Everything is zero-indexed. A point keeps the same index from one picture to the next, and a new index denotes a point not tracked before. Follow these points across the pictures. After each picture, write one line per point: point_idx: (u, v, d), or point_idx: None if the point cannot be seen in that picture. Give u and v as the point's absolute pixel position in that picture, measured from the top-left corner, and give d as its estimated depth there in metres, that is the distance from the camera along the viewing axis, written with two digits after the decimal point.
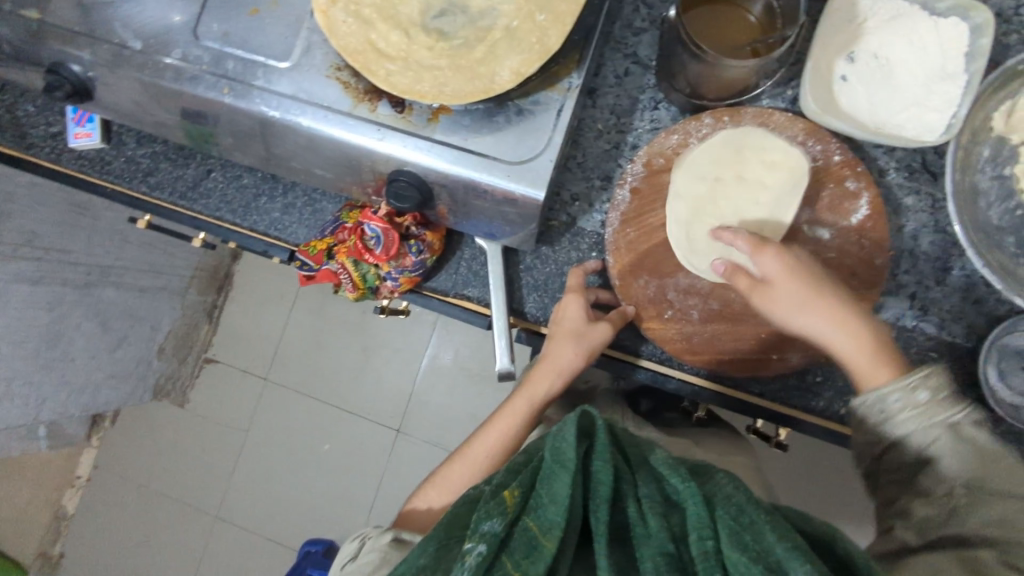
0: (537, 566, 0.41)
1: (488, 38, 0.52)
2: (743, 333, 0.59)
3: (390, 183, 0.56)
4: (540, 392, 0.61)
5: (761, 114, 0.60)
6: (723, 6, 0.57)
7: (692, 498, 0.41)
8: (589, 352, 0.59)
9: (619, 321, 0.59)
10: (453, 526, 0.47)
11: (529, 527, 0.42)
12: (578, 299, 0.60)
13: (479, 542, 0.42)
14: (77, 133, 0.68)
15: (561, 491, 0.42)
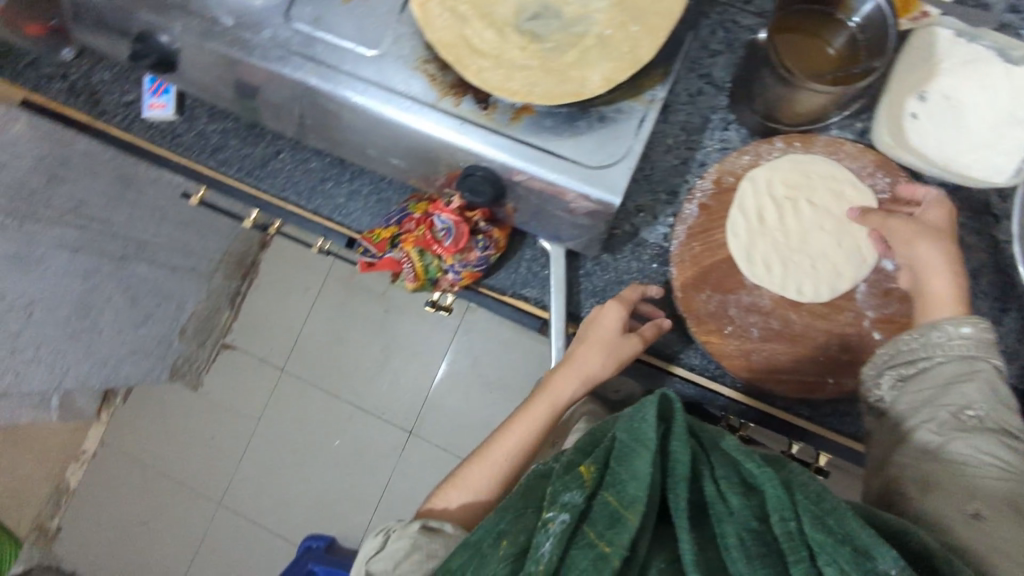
0: (622, 536, 0.41)
1: (580, 45, 0.53)
2: (801, 355, 0.60)
3: (466, 176, 0.57)
4: (560, 395, 0.60)
5: (832, 144, 0.62)
6: (805, 36, 0.58)
7: (771, 482, 0.43)
8: (617, 362, 0.60)
9: (649, 337, 0.61)
10: (525, 500, 0.48)
11: (610, 502, 0.43)
12: (617, 307, 0.60)
13: (562, 511, 0.43)
14: (152, 104, 0.69)
15: (642, 468, 0.44)
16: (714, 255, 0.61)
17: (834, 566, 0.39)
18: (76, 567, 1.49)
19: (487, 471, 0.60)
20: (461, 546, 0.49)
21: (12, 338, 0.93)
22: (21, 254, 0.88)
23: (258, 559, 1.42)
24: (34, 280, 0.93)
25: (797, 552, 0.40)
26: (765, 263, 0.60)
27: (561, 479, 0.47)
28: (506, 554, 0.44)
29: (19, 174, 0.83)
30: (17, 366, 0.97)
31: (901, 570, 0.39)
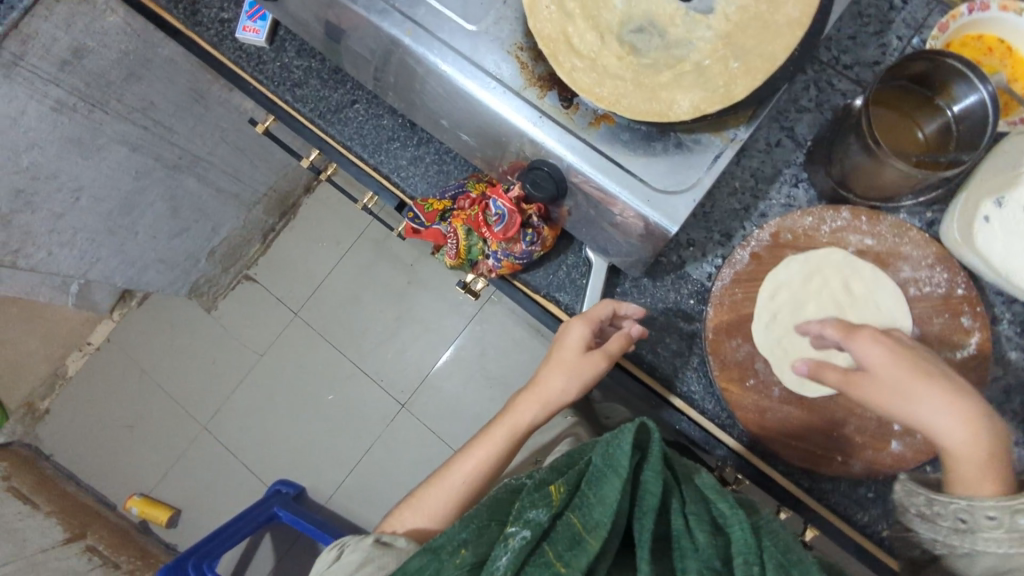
0: (579, 559, 0.42)
1: (676, 68, 0.53)
2: (816, 425, 0.59)
3: (531, 169, 0.57)
4: (521, 420, 0.60)
5: (900, 226, 0.60)
6: (897, 113, 0.57)
7: (739, 524, 0.44)
8: (580, 383, 0.59)
9: (614, 352, 0.58)
10: (492, 514, 0.49)
11: (573, 524, 0.44)
12: (582, 325, 0.59)
13: (523, 528, 0.44)
14: (246, 27, 0.70)
15: (610, 494, 0.45)
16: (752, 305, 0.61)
17: None
18: (53, 453, 1.51)
19: (442, 496, 0.60)
20: (418, 550, 0.48)
21: (54, 217, 0.96)
22: (83, 138, 0.91)
23: (226, 489, 1.43)
24: (88, 168, 0.95)
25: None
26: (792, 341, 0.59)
27: (531, 496, 0.48)
28: (463, 563, 0.46)
29: (102, 63, 0.85)
30: (50, 245, 1.00)
31: None
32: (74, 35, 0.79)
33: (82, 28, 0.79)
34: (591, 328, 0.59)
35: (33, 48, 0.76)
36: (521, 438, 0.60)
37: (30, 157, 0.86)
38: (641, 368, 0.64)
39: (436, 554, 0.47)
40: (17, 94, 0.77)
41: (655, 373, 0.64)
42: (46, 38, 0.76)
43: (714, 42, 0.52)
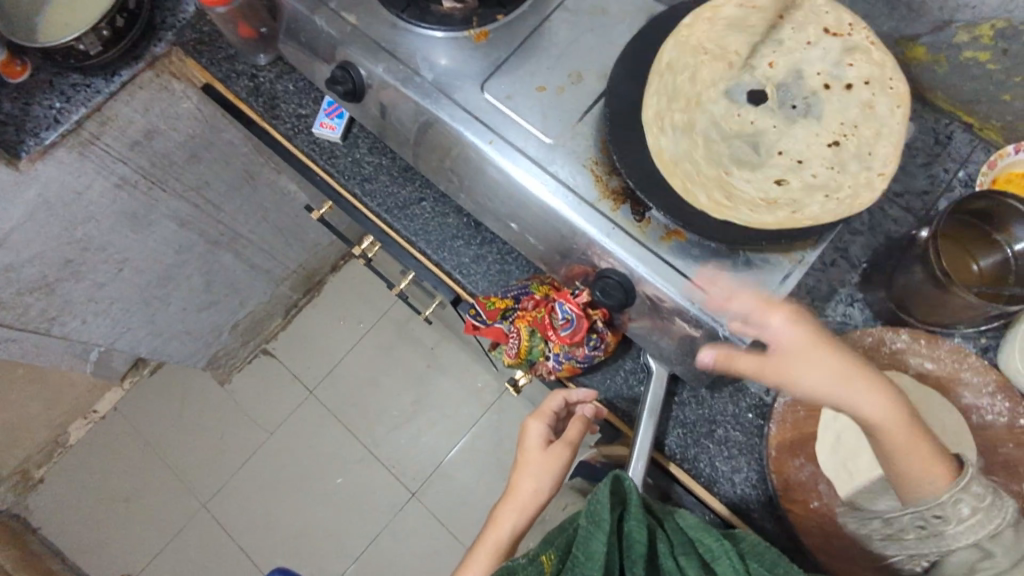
0: None
1: (787, 177, 0.53)
2: (936, 467, 0.51)
3: (600, 278, 0.59)
4: (503, 532, 0.60)
5: (958, 351, 0.60)
6: (957, 242, 0.59)
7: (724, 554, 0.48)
8: (550, 480, 0.61)
9: (575, 440, 0.62)
10: None
11: None
12: (539, 421, 0.63)
13: None
14: (322, 122, 0.74)
15: (597, 550, 0.48)
16: (819, 362, 0.54)
17: None
18: (40, 526, 1.44)
19: None
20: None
21: (94, 286, 0.97)
22: (138, 212, 0.93)
23: None
24: (136, 241, 0.97)
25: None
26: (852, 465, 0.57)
27: (523, 569, 0.51)
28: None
29: (168, 144, 0.88)
30: (85, 313, 1.00)
31: None
32: (149, 118, 0.83)
33: (158, 112, 0.83)
34: (549, 422, 0.63)
35: (110, 129, 0.79)
36: (506, 551, 0.60)
37: (86, 229, 0.87)
38: (697, 482, 0.62)
39: None
40: (88, 170, 0.80)
41: (713, 488, 0.62)
42: (124, 120, 0.80)
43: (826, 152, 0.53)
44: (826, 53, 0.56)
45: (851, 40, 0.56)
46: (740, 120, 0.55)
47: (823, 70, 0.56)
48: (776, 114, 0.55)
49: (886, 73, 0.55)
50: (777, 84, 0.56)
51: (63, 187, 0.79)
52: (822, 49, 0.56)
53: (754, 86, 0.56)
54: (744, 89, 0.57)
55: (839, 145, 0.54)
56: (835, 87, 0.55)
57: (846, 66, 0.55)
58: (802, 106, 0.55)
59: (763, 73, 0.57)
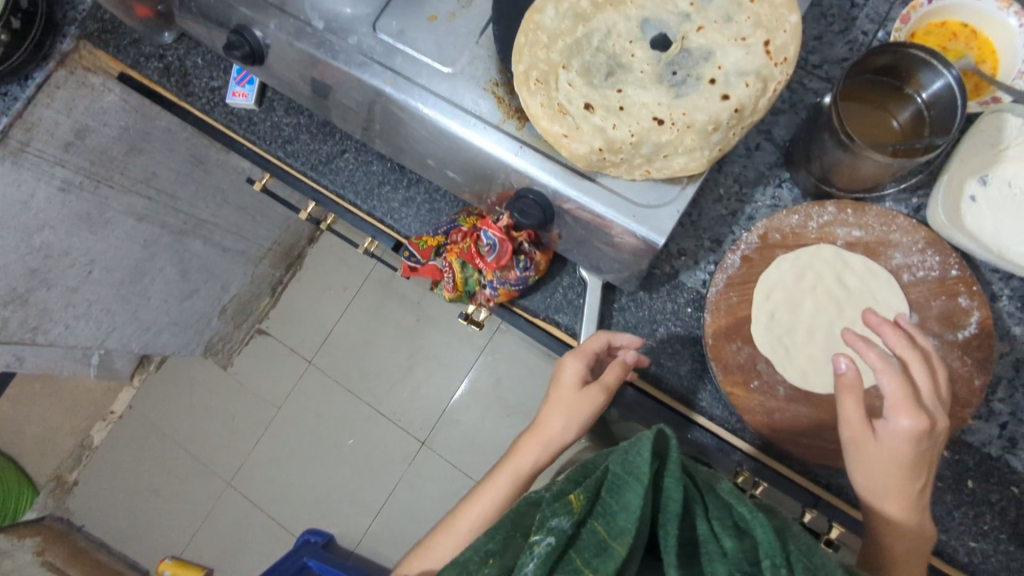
0: (607, 565, 0.43)
1: (597, 108, 0.54)
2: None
3: (518, 198, 0.59)
4: (523, 464, 0.63)
5: (886, 214, 0.60)
6: (869, 105, 0.58)
7: (761, 527, 0.44)
8: (580, 420, 0.61)
9: (609, 384, 0.59)
10: (517, 525, 0.50)
11: (598, 531, 0.45)
12: (577, 361, 0.61)
13: (548, 535, 0.45)
14: (236, 92, 0.73)
15: (633, 501, 0.45)
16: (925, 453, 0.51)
17: None
18: (84, 524, 1.54)
19: (449, 542, 0.64)
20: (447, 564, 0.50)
21: (68, 292, 0.99)
22: (91, 213, 0.94)
23: (258, 546, 1.43)
24: (97, 241, 0.99)
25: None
26: (782, 323, 0.59)
27: (553, 505, 0.48)
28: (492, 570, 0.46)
29: (104, 140, 0.89)
30: (66, 319, 1.02)
31: None
32: (75, 117, 0.83)
33: (82, 110, 0.83)
34: (585, 361, 0.61)
35: (38, 134, 0.80)
36: (525, 481, 0.63)
37: (42, 237, 0.89)
38: (644, 379, 0.64)
39: (461, 567, 0.48)
40: (26, 179, 0.81)
41: (661, 384, 0.63)
42: (49, 123, 0.80)
43: (642, 123, 0.53)
44: (744, 56, 0.52)
45: (776, 65, 0.53)
46: (625, 46, 0.54)
47: (725, 67, 0.52)
48: (652, 65, 0.54)
49: (748, 118, 0.53)
50: (686, 44, 0.53)
51: (6, 199, 0.81)
52: (751, 50, 0.52)
53: (670, 32, 0.54)
54: (659, 28, 0.54)
55: (661, 124, 0.53)
56: (717, 88, 0.52)
57: (742, 80, 0.52)
58: (678, 77, 0.53)
59: (686, 30, 0.53)
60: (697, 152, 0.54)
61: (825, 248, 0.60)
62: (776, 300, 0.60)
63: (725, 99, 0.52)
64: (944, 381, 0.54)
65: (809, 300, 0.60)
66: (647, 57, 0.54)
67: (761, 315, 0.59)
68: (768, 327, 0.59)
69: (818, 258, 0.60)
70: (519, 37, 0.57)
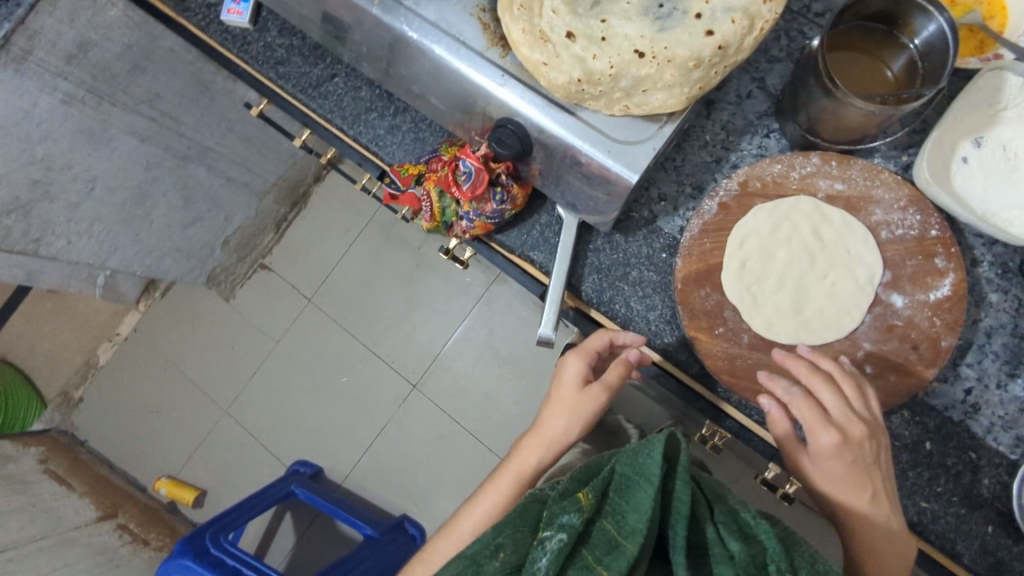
0: (618, 561, 0.45)
1: (579, 37, 0.53)
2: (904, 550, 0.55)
3: (497, 127, 0.59)
4: (526, 464, 0.64)
5: (870, 169, 0.58)
6: (862, 55, 0.56)
7: (765, 534, 0.46)
8: (582, 419, 0.62)
9: (612, 383, 0.61)
10: (524, 515, 0.52)
11: (610, 529, 0.47)
12: (577, 360, 0.63)
13: (559, 531, 0.47)
14: (231, 9, 0.72)
15: (644, 502, 0.47)
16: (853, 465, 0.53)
17: None
18: (88, 439, 1.60)
19: (450, 544, 0.65)
20: (452, 558, 0.50)
21: (71, 206, 1.01)
22: (94, 129, 0.95)
23: (251, 472, 1.48)
24: (99, 159, 1.00)
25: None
26: (751, 277, 0.59)
27: (560, 502, 0.50)
28: (503, 565, 0.48)
29: (107, 56, 0.90)
30: (69, 233, 1.05)
31: None
32: (78, 29, 0.83)
33: (85, 22, 0.83)
34: (585, 361, 0.62)
35: (40, 43, 0.80)
36: (529, 482, 0.64)
37: (44, 148, 0.91)
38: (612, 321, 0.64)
39: (471, 558, 0.49)
40: (28, 87, 0.82)
41: (628, 327, 0.63)
42: (51, 33, 0.81)
43: (622, 55, 0.52)
44: None
45: (764, 2, 0.52)
46: None
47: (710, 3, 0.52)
48: None
49: (732, 57, 0.53)
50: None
51: (9, 105, 0.82)
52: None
53: None
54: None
55: (642, 57, 0.52)
56: (701, 24, 0.52)
57: (727, 17, 0.51)
58: (665, 10, 0.52)
59: None
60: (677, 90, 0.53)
61: (806, 199, 0.59)
62: (748, 250, 0.59)
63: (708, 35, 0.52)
64: (865, 389, 0.54)
65: (779, 253, 0.59)
66: None
67: (733, 263, 0.59)
68: (738, 275, 0.59)
69: (800, 207, 0.59)
70: None
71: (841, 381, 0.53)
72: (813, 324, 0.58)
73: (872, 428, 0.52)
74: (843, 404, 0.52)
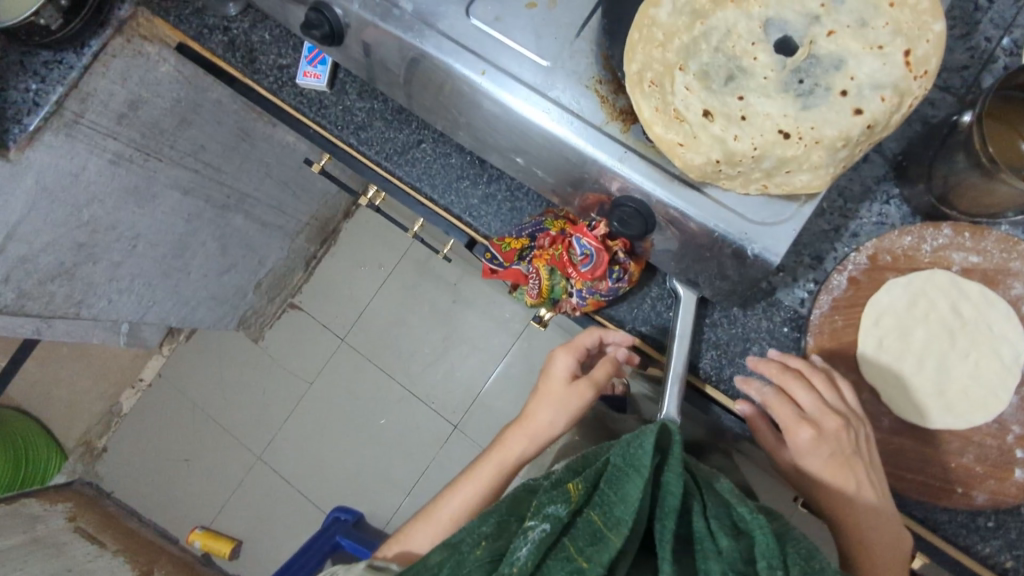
0: (601, 555, 0.42)
1: (716, 117, 0.48)
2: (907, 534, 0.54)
3: (616, 207, 0.56)
4: (509, 454, 0.64)
5: (1007, 241, 0.56)
6: (1001, 124, 0.54)
7: (760, 528, 0.42)
8: (567, 413, 0.63)
9: (599, 379, 0.62)
10: (514, 509, 0.50)
11: (593, 520, 0.44)
12: (568, 356, 0.64)
13: (543, 521, 0.44)
14: (306, 72, 0.70)
15: (633, 493, 0.44)
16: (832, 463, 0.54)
17: None
18: (113, 490, 1.56)
19: (428, 532, 0.65)
20: (439, 546, 0.49)
21: (114, 266, 0.97)
22: (139, 187, 0.91)
23: (287, 520, 1.43)
24: (143, 216, 0.96)
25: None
26: (889, 354, 0.57)
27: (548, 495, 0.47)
28: (484, 555, 0.46)
29: (155, 113, 0.85)
30: (110, 292, 1.00)
31: None
32: (129, 88, 0.78)
33: (136, 81, 0.79)
34: (577, 358, 0.64)
35: (92, 105, 0.75)
36: (508, 472, 0.64)
37: (91, 211, 0.86)
38: (736, 401, 0.62)
39: (459, 552, 0.47)
40: (79, 151, 0.77)
41: None
42: (104, 94, 0.76)
43: (765, 136, 0.48)
44: (882, 67, 0.46)
45: (915, 78, 0.46)
46: (745, 47, 0.47)
47: (858, 78, 0.46)
48: (776, 70, 0.47)
49: (878, 133, 0.48)
50: (814, 50, 0.47)
51: (59, 172, 0.77)
52: (887, 60, 0.46)
53: (795, 34, 0.47)
54: (783, 29, 0.47)
55: (787, 139, 0.48)
56: (849, 101, 0.46)
57: (878, 94, 0.46)
58: (806, 87, 0.47)
59: (816, 32, 0.47)
60: (820, 171, 0.49)
61: (940, 274, 0.57)
62: (886, 327, 0.58)
63: (857, 113, 0.47)
64: (839, 388, 0.55)
65: (919, 329, 0.57)
66: (768, 61, 0.47)
67: (868, 342, 0.58)
68: (875, 353, 0.57)
69: (934, 282, 0.58)
70: (631, 34, 0.52)
71: (812, 376, 0.55)
72: (925, 407, 0.56)
73: (846, 418, 0.53)
74: (816, 398, 0.54)
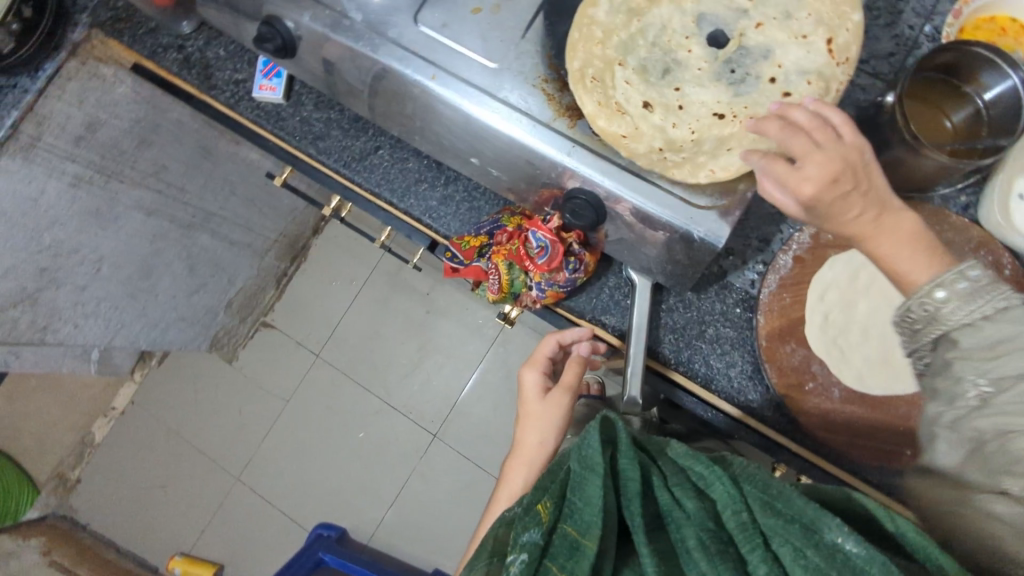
0: (583, 564, 0.41)
1: (656, 107, 0.51)
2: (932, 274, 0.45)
3: (568, 200, 0.57)
4: (513, 488, 0.62)
5: (937, 215, 0.59)
6: (927, 104, 0.57)
7: (716, 478, 0.42)
8: (552, 426, 0.63)
9: (569, 381, 0.64)
10: (490, 552, 0.46)
11: (568, 532, 0.43)
12: (535, 372, 0.66)
13: (521, 552, 0.42)
14: (262, 85, 0.72)
15: (595, 495, 0.44)
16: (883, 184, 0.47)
17: (789, 547, 0.38)
18: (88, 522, 1.53)
19: None
20: None
21: (77, 290, 0.96)
22: (100, 209, 0.91)
23: (270, 540, 1.42)
24: (106, 238, 0.95)
25: (751, 541, 0.39)
26: (838, 328, 0.60)
27: (522, 522, 0.46)
28: None
29: (113, 134, 0.85)
30: (75, 317, 0.99)
31: (854, 538, 0.37)
32: (86, 109, 0.78)
33: (94, 102, 0.79)
34: (542, 370, 0.66)
35: (48, 128, 0.76)
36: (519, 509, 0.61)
37: (52, 235, 0.86)
38: (696, 382, 0.63)
39: None
40: (36, 175, 0.77)
41: (711, 386, 0.63)
42: (60, 116, 0.76)
43: (701, 121, 0.51)
44: (805, 55, 0.49)
45: (838, 65, 0.49)
46: (680, 41, 0.51)
47: (785, 65, 0.49)
48: (709, 62, 0.51)
49: None
50: (743, 42, 0.50)
51: (17, 196, 0.77)
52: (811, 49, 0.49)
53: (725, 28, 0.51)
54: (714, 24, 0.51)
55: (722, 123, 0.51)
56: (778, 87, 0.50)
57: (804, 80, 0.49)
58: (737, 76, 0.50)
59: (744, 26, 0.50)
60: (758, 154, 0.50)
61: None
62: (831, 302, 0.61)
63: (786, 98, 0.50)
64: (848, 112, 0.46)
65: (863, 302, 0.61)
66: (702, 54, 0.51)
67: (814, 316, 0.61)
68: (824, 327, 0.60)
69: None
70: (576, 31, 0.52)
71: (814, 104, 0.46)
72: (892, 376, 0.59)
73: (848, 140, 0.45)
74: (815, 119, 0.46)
